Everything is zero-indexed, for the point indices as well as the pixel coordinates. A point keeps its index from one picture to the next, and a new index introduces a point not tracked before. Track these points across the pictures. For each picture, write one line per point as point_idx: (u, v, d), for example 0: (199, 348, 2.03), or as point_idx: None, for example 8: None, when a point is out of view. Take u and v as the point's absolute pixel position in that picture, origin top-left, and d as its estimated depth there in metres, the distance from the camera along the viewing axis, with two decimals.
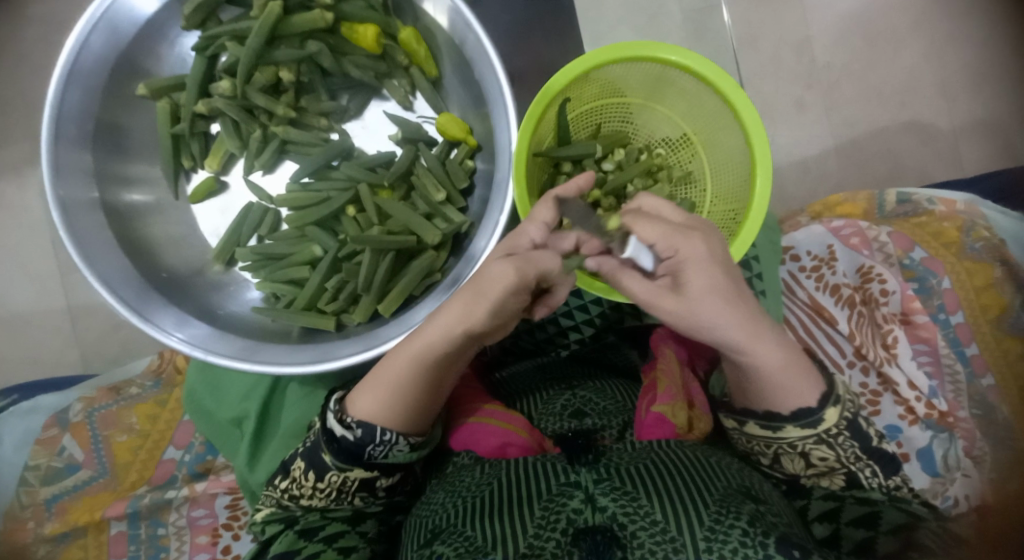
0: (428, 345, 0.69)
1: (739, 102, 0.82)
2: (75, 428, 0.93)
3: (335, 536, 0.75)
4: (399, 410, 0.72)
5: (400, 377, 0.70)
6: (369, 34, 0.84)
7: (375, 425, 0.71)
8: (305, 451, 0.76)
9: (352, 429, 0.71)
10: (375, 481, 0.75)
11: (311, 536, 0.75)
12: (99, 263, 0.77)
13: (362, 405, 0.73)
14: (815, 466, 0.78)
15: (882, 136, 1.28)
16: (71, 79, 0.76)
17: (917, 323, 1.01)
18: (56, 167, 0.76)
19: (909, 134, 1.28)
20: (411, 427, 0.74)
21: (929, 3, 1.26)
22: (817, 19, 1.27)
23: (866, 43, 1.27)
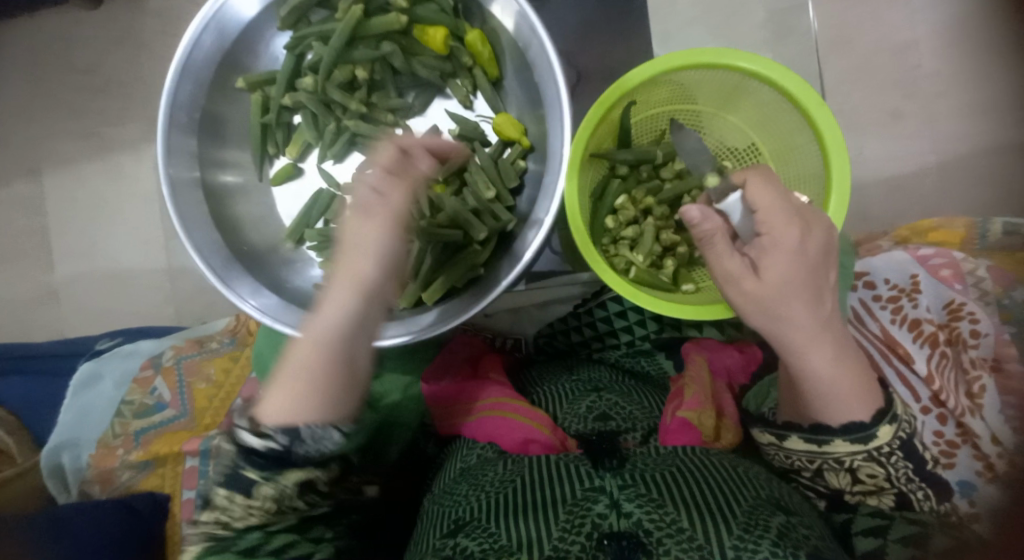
0: (332, 317, 0.68)
1: (823, 122, 0.76)
2: (166, 371, 1.07)
3: (296, 543, 0.75)
4: (318, 402, 0.68)
5: (305, 360, 0.67)
6: (438, 36, 0.87)
7: (291, 425, 0.67)
8: (223, 478, 0.71)
9: (274, 437, 0.68)
10: (312, 480, 0.74)
11: (256, 554, 0.71)
12: (195, 232, 0.87)
13: (272, 407, 0.68)
14: (863, 482, 0.80)
15: None
16: (186, 71, 0.87)
17: (1010, 371, 0.87)
18: (169, 149, 0.87)
19: None
20: (334, 415, 0.70)
21: None
22: (923, 19, 1.15)
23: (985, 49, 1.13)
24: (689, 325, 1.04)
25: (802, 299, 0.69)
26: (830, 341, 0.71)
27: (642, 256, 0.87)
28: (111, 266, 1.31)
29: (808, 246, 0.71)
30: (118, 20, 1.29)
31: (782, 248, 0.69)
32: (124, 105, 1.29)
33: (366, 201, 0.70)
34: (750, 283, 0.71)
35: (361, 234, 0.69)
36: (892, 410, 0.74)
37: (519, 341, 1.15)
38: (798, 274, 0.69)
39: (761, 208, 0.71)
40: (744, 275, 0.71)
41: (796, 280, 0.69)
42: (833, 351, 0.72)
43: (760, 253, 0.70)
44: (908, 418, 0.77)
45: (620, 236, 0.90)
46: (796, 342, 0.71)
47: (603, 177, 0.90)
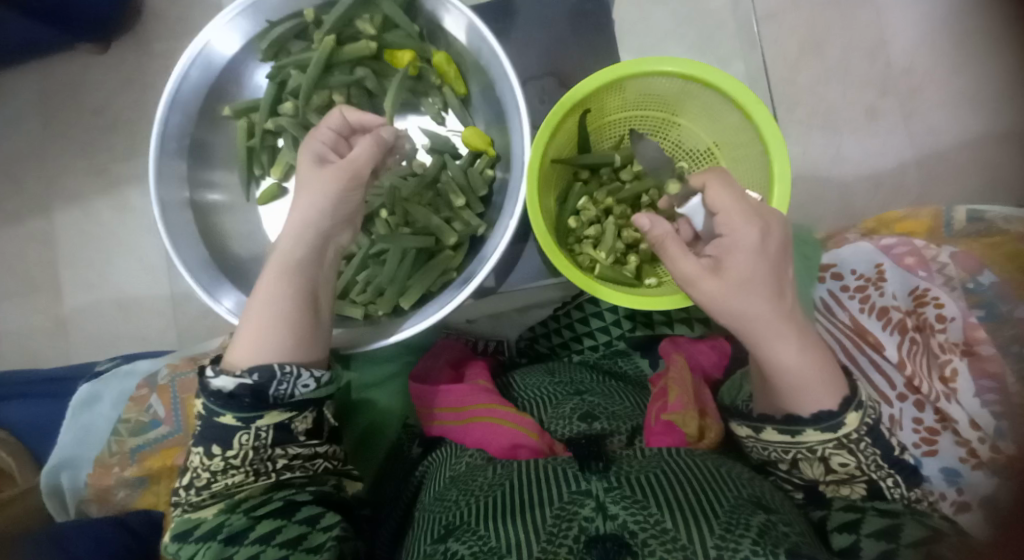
0: (290, 253, 0.77)
1: (763, 121, 0.81)
2: (161, 389, 1.10)
3: (270, 535, 0.71)
4: (282, 337, 0.74)
5: (281, 298, 0.75)
6: (405, 58, 0.93)
7: (269, 366, 0.70)
8: (199, 434, 0.73)
9: (248, 374, 0.69)
10: (291, 425, 0.73)
11: (240, 541, 0.70)
12: (183, 249, 0.94)
13: (240, 355, 0.73)
14: (836, 472, 0.79)
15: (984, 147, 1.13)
16: (176, 102, 0.94)
17: (982, 354, 0.87)
18: (159, 174, 0.94)
19: None
20: (305, 357, 0.75)
21: None
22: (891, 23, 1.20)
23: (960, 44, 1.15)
24: (660, 320, 1.06)
25: (763, 289, 0.73)
26: (794, 332, 0.74)
27: (604, 253, 0.92)
28: (114, 294, 1.36)
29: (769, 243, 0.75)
30: (126, 61, 1.37)
31: (742, 249, 0.74)
32: (133, 141, 1.37)
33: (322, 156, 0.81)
34: (706, 281, 0.74)
35: (312, 184, 0.77)
36: (857, 397, 0.75)
37: (501, 344, 1.18)
38: (759, 268, 0.73)
39: (721, 209, 0.78)
40: (704, 273, 0.74)
41: (755, 275, 0.73)
42: (797, 341, 0.75)
43: (725, 254, 0.75)
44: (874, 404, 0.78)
45: (583, 235, 0.94)
46: (760, 330, 0.74)
47: (566, 182, 0.96)
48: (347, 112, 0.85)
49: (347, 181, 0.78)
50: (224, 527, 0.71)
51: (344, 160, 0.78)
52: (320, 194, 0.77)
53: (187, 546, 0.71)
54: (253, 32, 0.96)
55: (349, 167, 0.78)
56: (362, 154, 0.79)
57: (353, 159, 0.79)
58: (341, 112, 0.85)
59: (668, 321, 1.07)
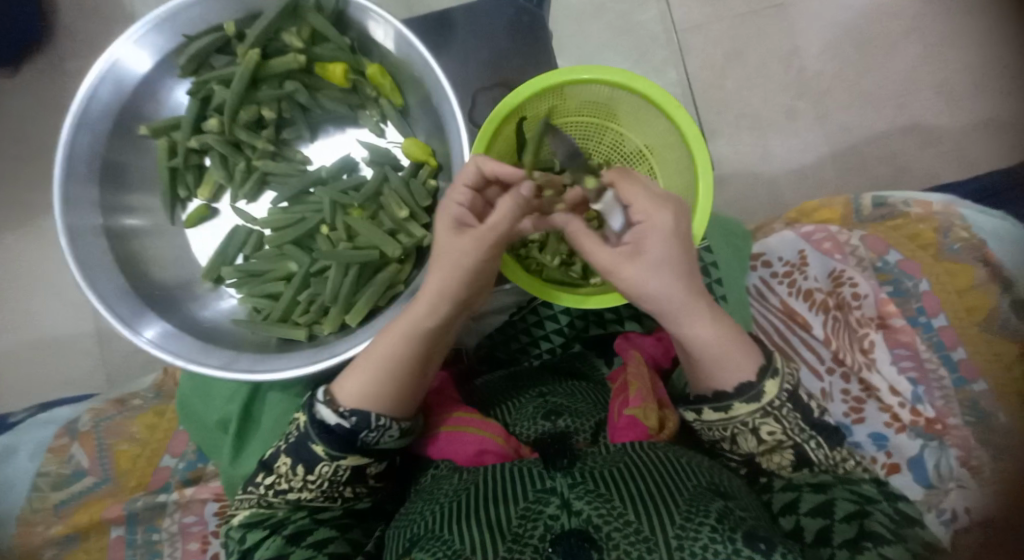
0: (414, 321, 0.79)
1: (686, 123, 0.86)
2: (83, 437, 1.00)
3: (324, 542, 0.81)
4: (391, 392, 0.79)
5: (389, 354, 0.79)
6: (336, 70, 0.92)
7: (365, 411, 0.77)
8: (288, 443, 0.81)
9: (347, 417, 0.77)
10: (365, 469, 0.82)
11: (299, 542, 0.79)
12: (99, 281, 0.86)
13: (349, 390, 0.79)
14: (766, 441, 0.76)
15: (884, 141, 1.30)
16: (82, 122, 0.86)
17: (894, 327, 0.98)
18: (66, 200, 0.86)
19: (910, 136, 1.30)
20: (399, 411, 0.80)
21: (925, 9, 1.32)
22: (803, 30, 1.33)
23: (859, 52, 1.32)
24: (612, 320, 1.06)
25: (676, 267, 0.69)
26: (707, 307, 0.71)
27: (551, 255, 0.90)
28: (35, 335, 1.26)
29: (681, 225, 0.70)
30: (45, 84, 1.28)
31: (654, 228, 0.67)
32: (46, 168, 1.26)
33: (457, 220, 0.73)
34: (626, 268, 0.67)
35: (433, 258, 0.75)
36: (772, 364, 0.73)
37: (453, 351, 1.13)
38: (674, 251, 0.68)
39: (637, 203, 0.69)
40: (624, 259, 0.68)
41: (669, 253, 0.67)
42: (710, 315, 0.72)
43: (641, 236, 0.68)
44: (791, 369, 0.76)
45: (527, 239, 0.92)
46: (679, 312, 0.69)
47: None
48: (482, 156, 0.75)
49: (479, 251, 0.71)
50: (289, 526, 0.81)
51: (483, 227, 0.71)
52: (472, 255, 0.72)
53: (256, 531, 0.82)
54: (168, 48, 0.90)
55: (489, 239, 0.71)
56: (495, 220, 0.70)
57: (493, 229, 0.70)
58: (474, 164, 0.75)
59: (620, 317, 1.07)
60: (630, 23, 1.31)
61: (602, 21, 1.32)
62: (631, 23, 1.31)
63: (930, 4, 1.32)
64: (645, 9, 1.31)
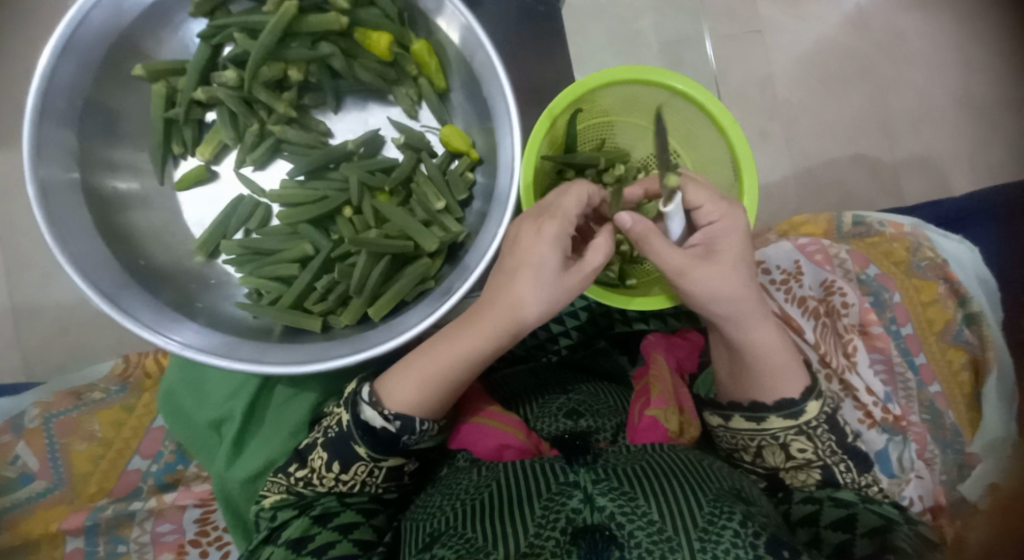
0: (474, 339, 0.72)
1: (738, 139, 0.87)
2: (31, 435, 0.87)
3: (350, 527, 0.74)
4: (436, 398, 0.73)
5: (442, 365, 0.72)
6: (382, 41, 0.83)
7: (412, 416, 0.72)
8: (328, 436, 0.74)
9: (392, 422, 0.71)
10: (403, 467, 0.77)
11: (325, 523, 0.73)
12: (73, 246, 0.73)
13: (397, 396, 0.73)
14: (794, 458, 0.85)
15: (835, 167, 1.35)
16: (68, 48, 0.72)
17: (873, 333, 1.09)
18: (38, 146, 0.71)
19: (858, 166, 1.35)
20: (439, 414, 0.75)
21: (873, 50, 1.35)
22: (777, 54, 1.35)
23: (820, 85, 1.35)
24: (636, 318, 1.07)
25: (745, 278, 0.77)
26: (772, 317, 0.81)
27: None
28: None
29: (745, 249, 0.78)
30: None
31: (732, 237, 0.77)
32: None
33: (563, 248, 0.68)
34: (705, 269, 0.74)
35: (507, 278, 0.69)
36: (817, 388, 0.83)
37: None
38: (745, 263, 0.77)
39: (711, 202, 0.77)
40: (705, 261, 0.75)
41: (739, 258, 0.77)
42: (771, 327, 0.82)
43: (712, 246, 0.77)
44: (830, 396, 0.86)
45: None
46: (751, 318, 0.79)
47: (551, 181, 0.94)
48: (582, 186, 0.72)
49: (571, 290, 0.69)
50: (318, 507, 0.75)
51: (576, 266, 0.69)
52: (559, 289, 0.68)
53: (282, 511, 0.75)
54: None
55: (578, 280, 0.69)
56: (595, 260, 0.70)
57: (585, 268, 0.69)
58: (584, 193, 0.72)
59: (642, 317, 1.08)
60: (625, 28, 1.30)
61: (600, 24, 1.29)
62: (625, 28, 1.30)
63: (879, 45, 1.35)
64: (639, 17, 1.30)
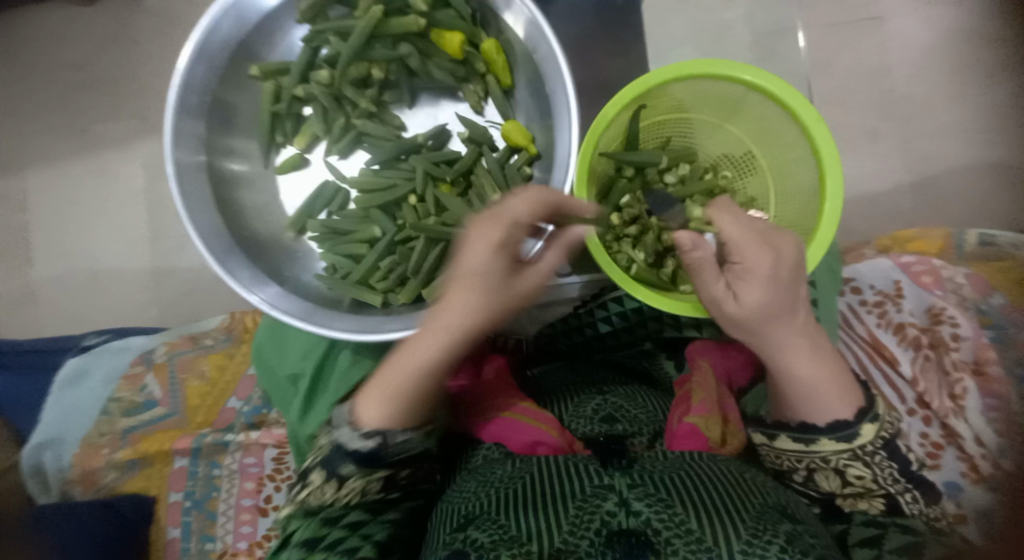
0: (438, 338, 0.71)
1: (821, 140, 0.80)
2: (157, 368, 1.05)
3: (360, 523, 0.75)
4: (407, 408, 0.72)
5: (414, 369, 0.71)
6: (454, 41, 0.89)
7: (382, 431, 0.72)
8: (320, 461, 0.77)
9: (367, 441, 0.72)
10: (395, 474, 0.78)
11: (334, 523, 0.74)
12: (196, 216, 0.86)
13: (369, 412, 0.73)
14: (852, 485, 0.78)
15: (965, 174, 1.17)
16: (201, 54, 0.86)
17: (990, 374, 0.91)
18: (175, 132, 0.86)
19: (994, 176, 1.16)
20: (418, 423, 0.74)
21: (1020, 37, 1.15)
22: (897, 47, 1.21)
23: (945, 77, 1.19)
24: (688, 324, 1.03)
25: (781, 316, 0.75)
26: (806, 346, 0.76)
27: (643, 255, 0.90)
28: (87, 266, 1.31)
29: (782, 267, 0.74)
30: (120, 19, 1.29)
31: (756, 275, 0.73)
32: (130, 104, 1.29)
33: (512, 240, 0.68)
34: (734, 306, 0.75)
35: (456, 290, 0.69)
36: (873, 410, 0.75)
37: (520, 342, 1.12)
38: (777, 294, 0.73)
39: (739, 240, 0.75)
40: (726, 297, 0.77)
41: (778, 288, 0.73)
42: (810, 353, 0.77)
43: (737, 280, 0.75)
44: (892, 420, 0.78)
45: (623, 234, 0.91)
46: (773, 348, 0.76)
47: (609, 177, 0.94)
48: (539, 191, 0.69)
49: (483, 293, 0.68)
50: (327, 508, 0.76)
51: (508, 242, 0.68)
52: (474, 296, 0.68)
53: (294, 516, 0.78)
54: None
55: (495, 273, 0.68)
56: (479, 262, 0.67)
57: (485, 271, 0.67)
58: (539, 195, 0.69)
59: (696, 325, 1.04)
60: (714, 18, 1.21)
61: (682, 16, 1.21)
62: (714, 20, 1.21)
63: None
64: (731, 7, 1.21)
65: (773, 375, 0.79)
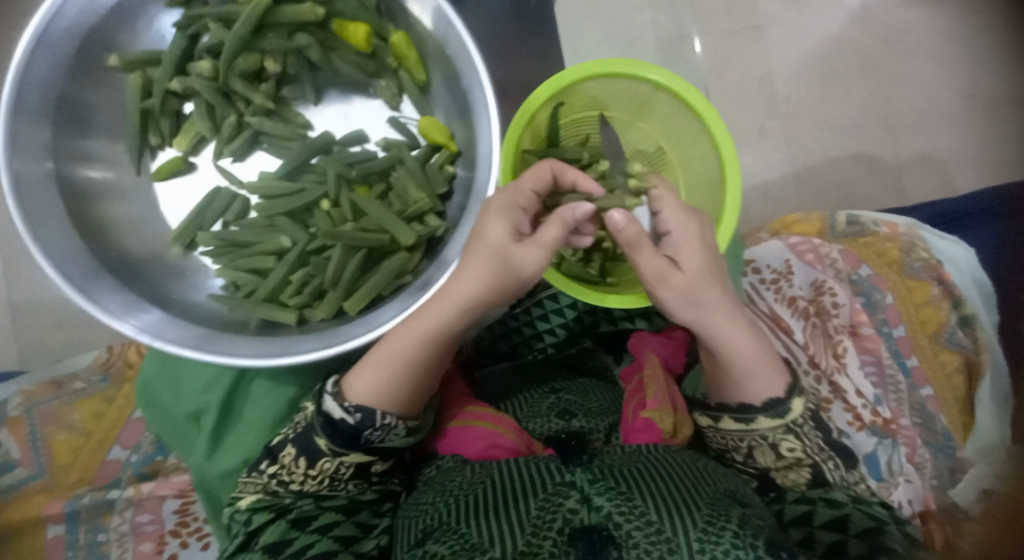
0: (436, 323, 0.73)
1: (719, 133, 0.86)
2: (12, 423, 0.91)
3: (330, 526, 0.76)
4: (398, 392, 0.74)
5: (404, 356, 0.73)
6: (359, 33, 0.82)
7: (373, 408, 0.73)
8: (296, 433, 0.76)
9: (351, 414, 0.72)
10: (370, 466, 0.78)
11: (304, 527, 0.75)
12: (46, 238, 0.72)
13: (360, 387, 0.74)
14: (785, 458, 0.79)
15: (837, 165, 1.33)
16: (42, 42, 0.72)
17: (863, 334, 1.05)
18: (13, 137, 0.71)
19: (859, 165, 1.33)
20: (409, 410, 0.76)
21: (880, 47, 1.33)
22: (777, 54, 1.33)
23: (821, 81, 1.33)
24: (622, 316, 1.07)
25: (712, 285, 0.72)
26: (744, 318, 0.75)
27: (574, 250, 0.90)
28: None
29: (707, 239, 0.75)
30: None
31: (689, 241, 0.72)
32: None
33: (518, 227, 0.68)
34: (676, 278, 0.70)
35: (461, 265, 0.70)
36: (799, 384, 0.78)
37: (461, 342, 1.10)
38: (706, 262, 0.72)
39: (670, 219, 0.75)
40: (670, 269, 0.70)
41: (705, 263, 0.72)
42: (747, 331, 0.76)
43: (674, 250, 0.72)
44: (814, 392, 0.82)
45: None
46: (721, 325, 0.73)
47: None
48: (559, 168, 0.73)
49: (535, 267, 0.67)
50: (295, 509, 0.77)
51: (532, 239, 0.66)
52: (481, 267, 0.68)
53: (258, 515, 0.76)
54: None
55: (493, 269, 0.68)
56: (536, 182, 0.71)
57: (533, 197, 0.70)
58: (551, 170, 0.73)
59: (630, 315, 1.08)
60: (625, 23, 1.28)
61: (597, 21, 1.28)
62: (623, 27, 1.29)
63: (885, 42, 1.32)
64: (638, 12, 1.30)
65: (713, 353, 0.77)
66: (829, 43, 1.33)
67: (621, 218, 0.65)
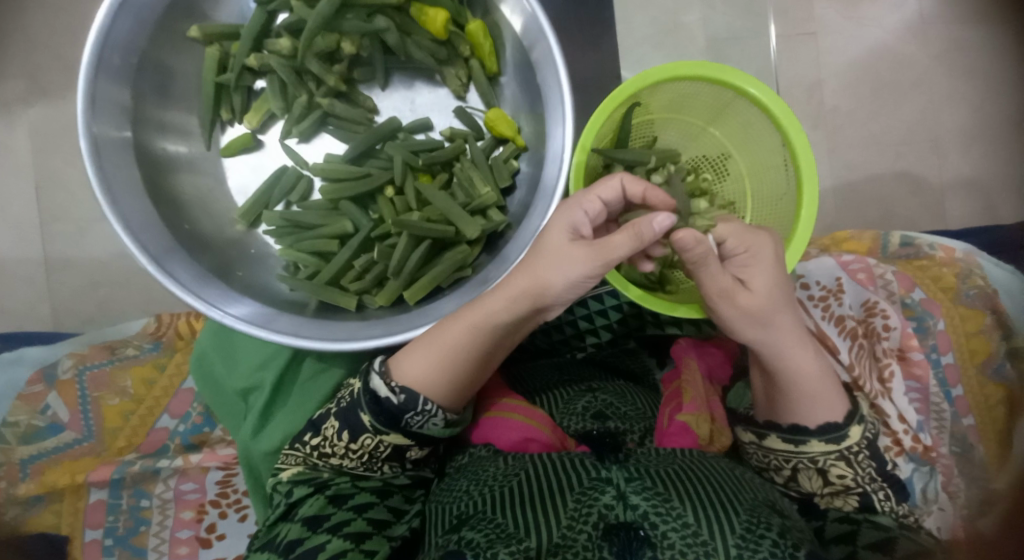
0: (491, 316, 0.71)
1: (800, 145, 0.81)
2: (62, 386, 0.94)
3: (364, 506, 0.75)
4: (446, 383, 0.73)
5: (455, 345, 0.72)
6: (438, 18, 0.80)
7: (416, 392, 0.71)
8: (341, 408, 0.75)
9: (396, 394, 0.71)
10: (407, 450, 0.76)
11: (341, 503, 0.74)
12: (123, 204, 0.72)
13: (407, 370, 0.73)
14: (832, 484, 0.78)
15: (877, 183, 1.28)
16: (126, 6, 0.70)
17: (911, 359, 1.04)
18: (92, 99, 0.70)
19: (901, 184, 1.28)
20: (451, 403, 0.75)
21: (934, 65, 1.26)
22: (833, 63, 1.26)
23: (871, 94, 1.27)
24: (668, 322, 1.06)
25: (784, 308, 0.73)
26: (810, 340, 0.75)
27: None
28: None
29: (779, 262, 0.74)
30: None
31: (761, 260, 0.71)
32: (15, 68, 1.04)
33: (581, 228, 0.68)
34: (745, 297, 0.70)
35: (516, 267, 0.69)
36: (859, 412, 0.77)
37: None
38: (780, 285, 0.72)
39: (733, 236, 0.73)
40: (741, 287, 0.70)
41: (779, 284, 0.72)
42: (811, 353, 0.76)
43: (743, 270, 0.72)
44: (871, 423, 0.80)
45: None
46: (785, 341, 0.74)
47: (598, 174, 0.92)
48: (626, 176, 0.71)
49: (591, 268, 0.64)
50: (334, 486, 0.76)
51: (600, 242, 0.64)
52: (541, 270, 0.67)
53: (300, 488, 0.76)
54: None
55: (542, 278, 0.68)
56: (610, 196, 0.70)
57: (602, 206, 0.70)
58: (620, 182, 0.70)
59: (676, 321, 1.07)
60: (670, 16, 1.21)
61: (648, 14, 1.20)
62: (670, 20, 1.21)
63: (939, 60, 1.26)
64: (689, 11, 1.21)
65: (773, 372, 0.77)
66: (882, 53, 1.26)
67: (691, 236, 0.64)
